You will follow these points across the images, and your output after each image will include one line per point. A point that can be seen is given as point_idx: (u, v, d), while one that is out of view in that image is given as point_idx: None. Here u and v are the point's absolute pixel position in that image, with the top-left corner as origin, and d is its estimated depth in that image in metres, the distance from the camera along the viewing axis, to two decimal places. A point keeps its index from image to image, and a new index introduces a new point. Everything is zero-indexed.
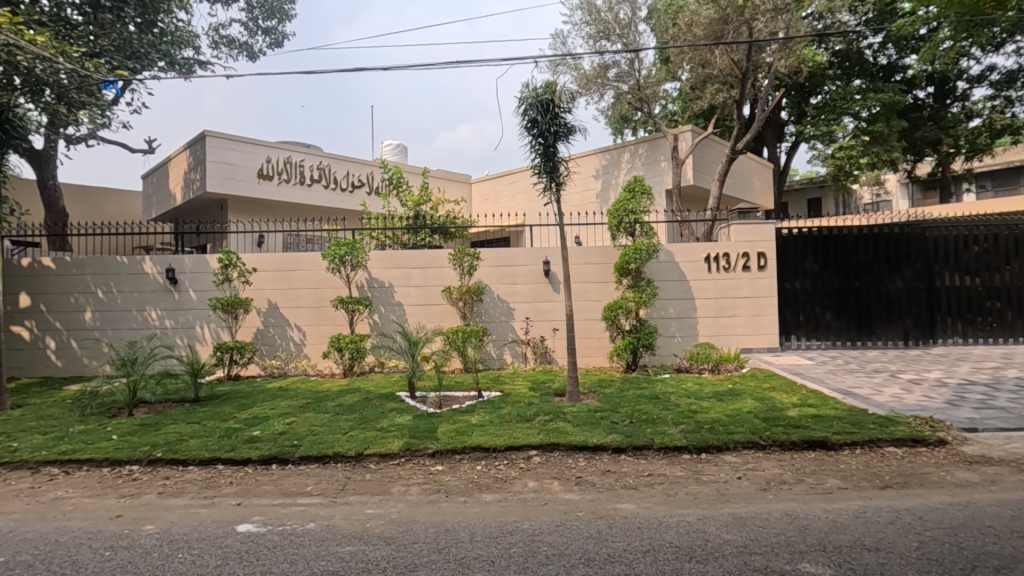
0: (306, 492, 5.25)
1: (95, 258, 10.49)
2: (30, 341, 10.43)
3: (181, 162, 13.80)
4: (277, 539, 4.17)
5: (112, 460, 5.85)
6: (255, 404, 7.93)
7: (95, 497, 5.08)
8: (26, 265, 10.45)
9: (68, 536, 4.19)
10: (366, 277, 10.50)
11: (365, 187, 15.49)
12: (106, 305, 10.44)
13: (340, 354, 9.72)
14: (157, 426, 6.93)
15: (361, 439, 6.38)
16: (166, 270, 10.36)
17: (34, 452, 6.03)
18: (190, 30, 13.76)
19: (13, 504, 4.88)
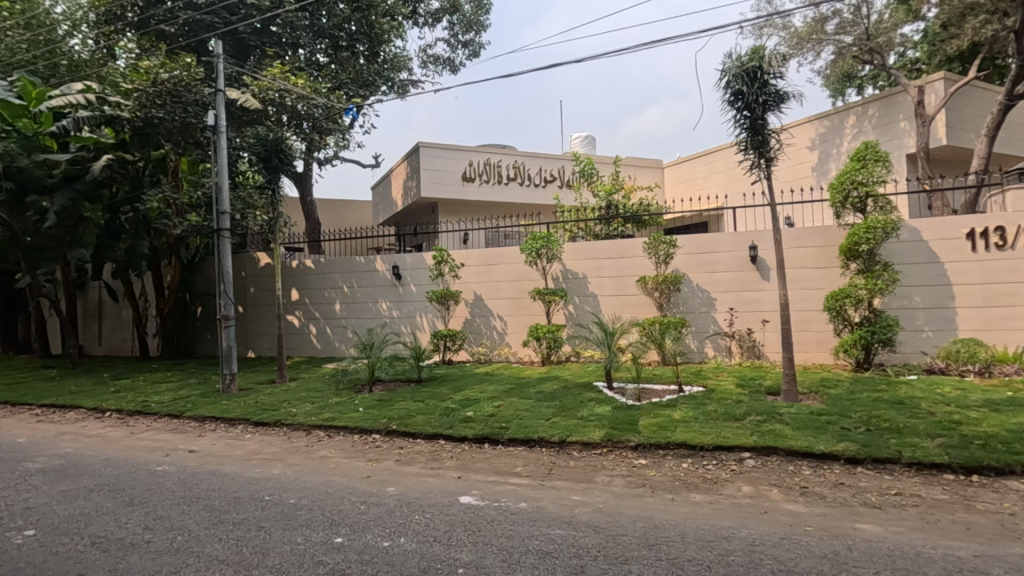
0: (516, 473, 5.58)
1: (340, 259, 12.58)
2: (299, 327, 12.96)
3: (401, 173, 15.77)
4: (494, 514, 4.51)
5: (360, 429, 6.95)
6: (467, 387, 8.72)
7: (350, 458, 6.06)
8: (295, 266, 13.02)
9: (334, 488, 5.09)
10: (561, 269, 10.76)
11: (557, 181, 15.91)
12: (350, 299, 12.45)
13: (539, 343, 10.15)
14: (391, 402, 8.05)
15: (563, 426, 6.57)
16: (392, 267, 11.96)
17: (306, 417, 7.47)
18: (404, 55, 15.49)
19: (295, 457, 6.10)
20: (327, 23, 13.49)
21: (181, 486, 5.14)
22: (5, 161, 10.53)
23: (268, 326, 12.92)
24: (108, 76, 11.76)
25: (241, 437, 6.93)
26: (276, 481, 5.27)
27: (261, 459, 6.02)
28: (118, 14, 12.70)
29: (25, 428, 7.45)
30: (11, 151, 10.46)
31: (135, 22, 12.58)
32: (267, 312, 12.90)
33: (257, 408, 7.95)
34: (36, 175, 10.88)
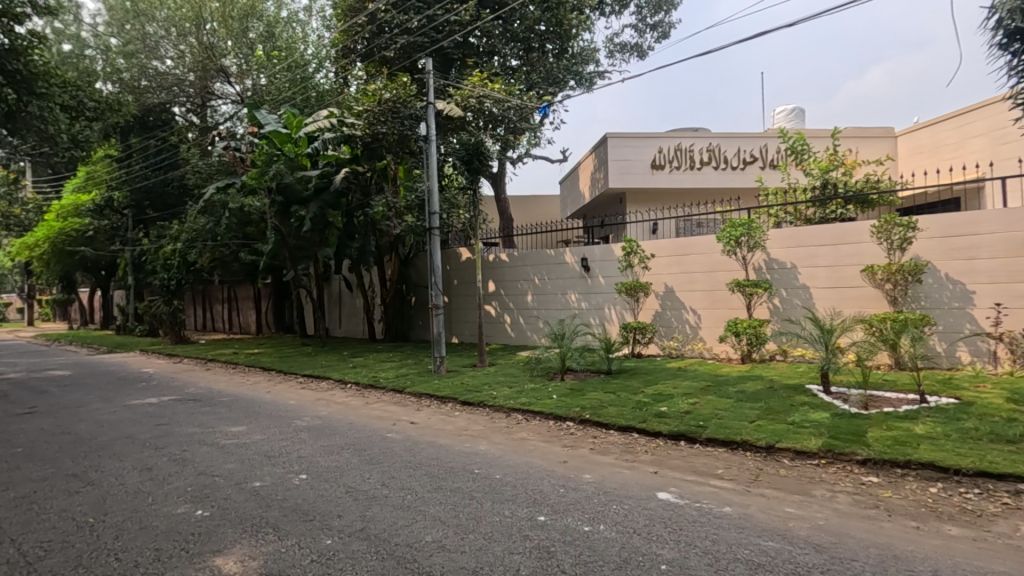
0: (718, 475, 5.26)
1: (532, 252, 13.19)
2: (495, 316, 13.96)
3: (589, 165, 15.87)
4: (695, 515, 4.31)
5: (555, 415, 7.22)
6: (659, 381, 8.47)
7: (546, 442, 6.33)
8: (492, 260, 13.99)
9: (534, 469, 5.37)
10: (765, 258, 9.80)
11: (758, 162, 14.53)
12: (541, 290, 13.00)
13: (738, 338, 9.41)
14: (583, 391, 8.21)
15: (771, 431, 6.01)
16: (581, 259, 12.16)
17: (505, 400, 8.01)
18: (592, 47, 15.58)
19: (498, 436, 6.58)
20: (519, 28, 14.17)
21: (406, 452, 5.92)
22: (277, 179, 13.14)
23: (470, 315, 14.16)
24: (345, 102, 13.98)
25: (451, 414, 7.72)
26: (483, 457, 5.76)
27: (469, 435, 6.63)
28: (352, 48, 14.97)
29: (294, 393, 9.31)
30: (280, 171, 13.09)
31: (364, 52, 14.68)
32: (469, 302, 14.14)
33: (463, 389, 8.78)
34: (296, 189, 13.42)
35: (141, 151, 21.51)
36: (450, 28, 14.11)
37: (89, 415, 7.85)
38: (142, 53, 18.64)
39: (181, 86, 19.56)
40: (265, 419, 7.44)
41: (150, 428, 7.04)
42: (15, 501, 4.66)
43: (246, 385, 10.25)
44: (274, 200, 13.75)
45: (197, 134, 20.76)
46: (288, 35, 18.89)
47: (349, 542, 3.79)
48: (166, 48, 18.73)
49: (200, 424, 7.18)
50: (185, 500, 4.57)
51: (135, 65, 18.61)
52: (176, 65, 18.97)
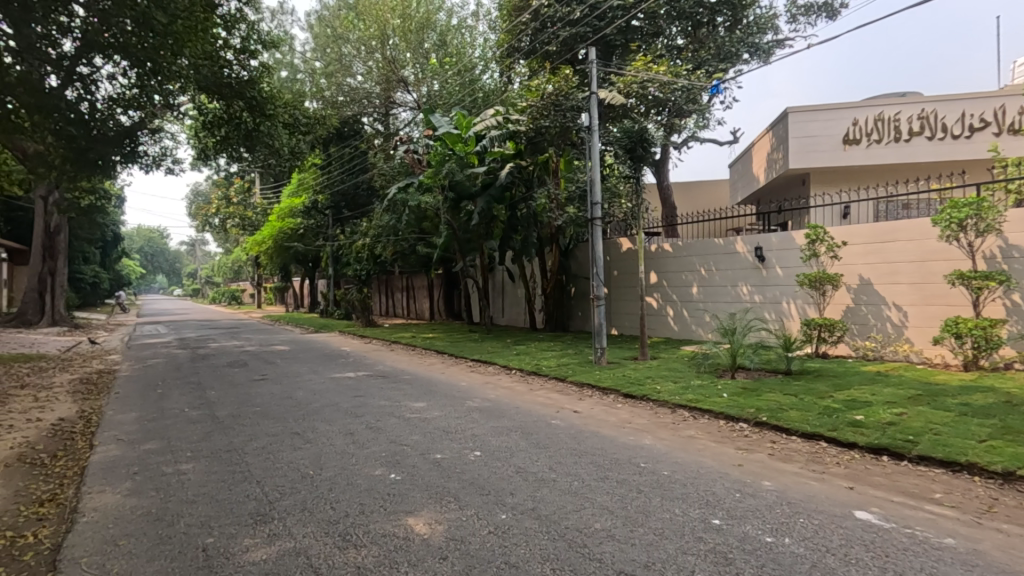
0: (934, 499, 4.47)
1: (698, 242, 12.47)
2: (657, 309, 13.50)
3: (765, 145, 14.45)
4: (907, 543, 3.72)
5: (726, 415, 6.75)
6: (852, 386, 7.46)
7: (718, 442, 5.96)
8: (654, 250, 13.51)
9: (705, 470, 5.08)
10: (1001, 245, 8.04)
11: (990, 127, 12.08)
12: (708, 282, 12.24)
13: (959, 341, 7.91)
14: (758, 392, 7.57)
15: (1009, 454, 4.95)
16: (756, 249, 11.20)
17: (671, 395, 7.72)
18: (770, 14, 14.11)
19: (664, 432, 6.36)
20: (687, 3, 13.38)
21: (572, 440, 6.03)
22: (450, 177, 14.14)
23: (630, 307, 13.91)
24: (510, 100, 14.53)
25: (614, 405, 7.66)
26: (649, 451, 5.61)
27: (634, 428, 6.52)
28: (516, 46, 15.48)
29: (465, 376, 10.03)
30: (452, 170, 14.06)
31: (527, 49, 15.10)
32: (630, 294, 13.88)
33: (625, 381, 8.66)
34: (466, 186, 14.32)
35: (339, 158, 24.72)
36: (613, 14, 13.85)
37: (303, 385, 9.32)
38: (338, 72, 21.18)
39: (369, 99, 22.03)
40: (441, 398, 8.13)
41: (350, 399, 8.13)
42: (258, 449, 5.72)
43: (424, 366, 11.31)
44: (446, 197, 14.88)
45: (382, 140, 23.26)
46: (458, 41, 20.20)
47: (522, 519, 3.98)
48: (357, 66, 21.19)
49: (389, 399, 8.11)
50: (380, 464, 5.20)
51: (334, 83, 21.32)
52: (365, 80, 21.39)
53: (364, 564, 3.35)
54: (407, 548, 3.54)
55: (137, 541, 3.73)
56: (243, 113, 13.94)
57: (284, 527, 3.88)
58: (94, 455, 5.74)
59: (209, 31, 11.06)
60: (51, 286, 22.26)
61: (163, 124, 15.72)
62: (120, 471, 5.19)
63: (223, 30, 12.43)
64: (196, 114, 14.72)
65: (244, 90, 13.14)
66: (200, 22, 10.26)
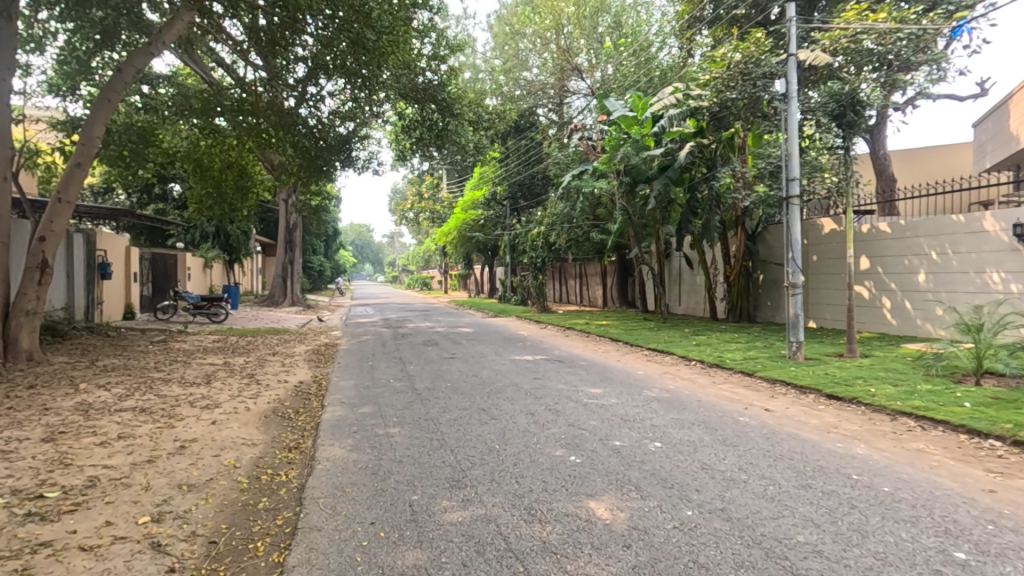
0: None
1: (928, 219, 10.41)
2: (870, 299, 11.64)
3: None
4: None
5: (969, 429, 5.55)
6: None
7: (959, 461, 4.91)
8: (866, 231, 11.64)
9: (942, 492, 4.24)
10: None
11: None
12: (941, 268, 10.18)
13: None
14: (1018, 404, 6.08)
15: None
16: (1013, 226, 8.97)
17: (889, 400, 6.60)
18: None
19: (884, 442, 5.45)
20: None
21: (765, 440, 5.50)
22: (625, 161, 13.88)
23: (835, 296, 12.24)
24: (690, 75, 13.69)
25: (815, 406, 6.81)
26: (864, 462, 4.87)
27: (842, 434, 5.71)
28: (698, 16, 14.53)
29: (641, 365, 9.82)
30: (628, 154, 13.60)
31: (710, 17, 14.06)
32: (834, 282, 12.18)
33: (829, 381, 7.63)
34: (642, 168, 14.02)
35: (517, 151, 25.88)
36: None
37: (487, 365, 9.98)
38: (516, 68, 22.15)
39: (544, 90, 22.58)
40: (619, 385, 8.05)
41: (530, 380, 8.51)
42: (451, 421, 6.27)
43: (599, 353, 11.33)
44: (622, 181, 14.61)
45: (556, 130, 23.63)
46: (633, 20, 19.65)
47: (710, 519, 3.74)
48: (533, 59, 21.82)
49: (566, 383, 8.30)
50: (561, 445, 5.33)
51: (512, 79, 22.30)
52: (541, 72, 22.02)
53: (549, 540, 3.45)
54: (589, 531, 3.57)
55: (359, 490, 4.35)
56: (435, 115, 15.20)
57: (476, 494, 4.18)
58: (325, 413, 6.86)
59: (408, 42, 12.25)
60: (291, 273, 27.01)
61: (370, 131, 17.96)
62: (345, 429, 6.12)
63: (418, 40, 13.66)
64: (397, 119, 16.52)
65: (436, 92, 14.44)
66: (401, 34, 11.41)
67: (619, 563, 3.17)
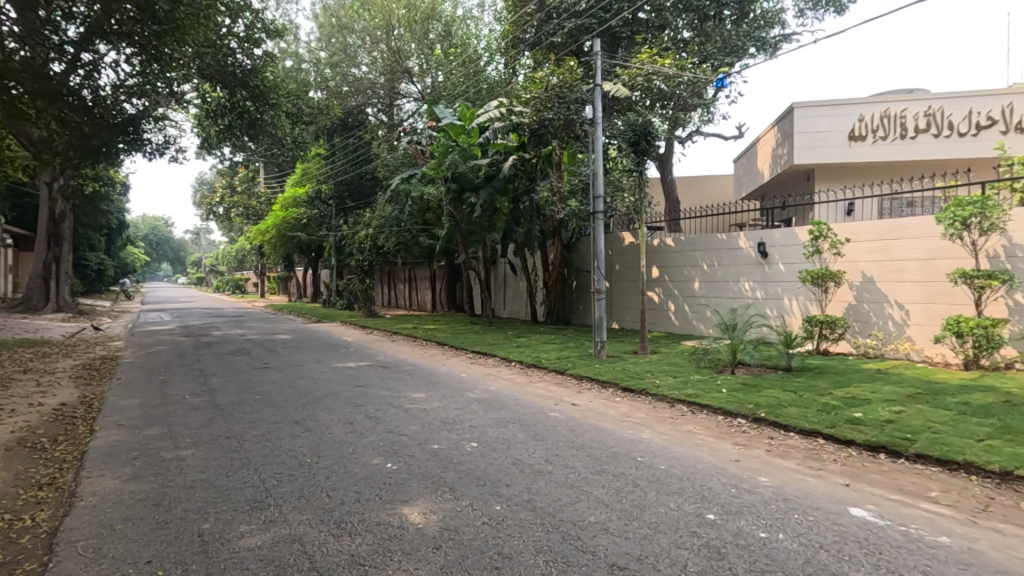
0: (929, 497, 4.39)
1: (701, 237, 12.42)
2: (659, 303, 13.51)
3: (770, 140, 14.40)
4: (902, 541, 3.66)
5: (725, 411, 6.74)
6: (853, 383, 7.46)
7: (716, 437, 5.96)
8: (657, 245, 13.49)
9: (702, 465, 5.08)
10: (1005, 244, 7.92)
11: (998, 125, 11.98)
12: (710, 277, 12.22)
13: (961, 340, 7.84)
14: (758, 388, 7.58)
15: (1008, 454, 4.90)
16: (758, 244, 11.15)
17: (669, 390, 7.74)
18: (776, 8, 14.53)
19: (663, 426, 6.36)
20: None
21: (571, 432, 6.04)
22: (452, 168, 14.24)
23: (632, 301, 13.93)
24: (515, 91, 14.48)
25: (613, 398, 7.70)
26: (648, 445, 5.64)
27: (633, 422, 6.53)
28: (521, 37, 15.55)
29: (465, 368, 10.06)
30: (455, 161, 14.18)
31: (532, 40, 15.22)
32: (631, 288, 13.86)
33: (625, 375, 8.69)
34: (469, 177, 14.45)
35: (343, 149, 24.78)
36: (620, 6, 14.14)
37: (305, 374, 9.35)
38: (343, 63, 21.23)
39: (374, 89, 21.94)
40: (442, 389, 8.16)
41: (351, 388, 8.20)
42: (258, 437, 5.76)
43: (425, 357, 11.35)
44: (449, 188, 14.89)
45: (386, 131, 23.13)
46: (463, 32, 20.09)
47: (516, 511, 3.99)
48: (362, 56, 21.07)
49: (389, 388, 8.16)
50: (378, 453, 5.23)
51: (339, 73, 21.29)
52: (370, 70, 21.36)
53: (357, 552, 3.37)
54: (400, 537, 3.56)
55: (134, 526, 3.76)
56: (247, 102, 13.86)
57: (280, 514, 3.90)
58: (94, 440, 5.78)
59: (213, 18, 11.00)
60: (55, 272, 22.22)
61: (166, 111, 15.65)
62: (120, 456, 5.22)
63: (228, 18, 12.30)
64: (200, 102, 14.78)
65: (248, 79, 13.13)
66: (204, 8, 10.15)
67: (429, 566, 3.22)
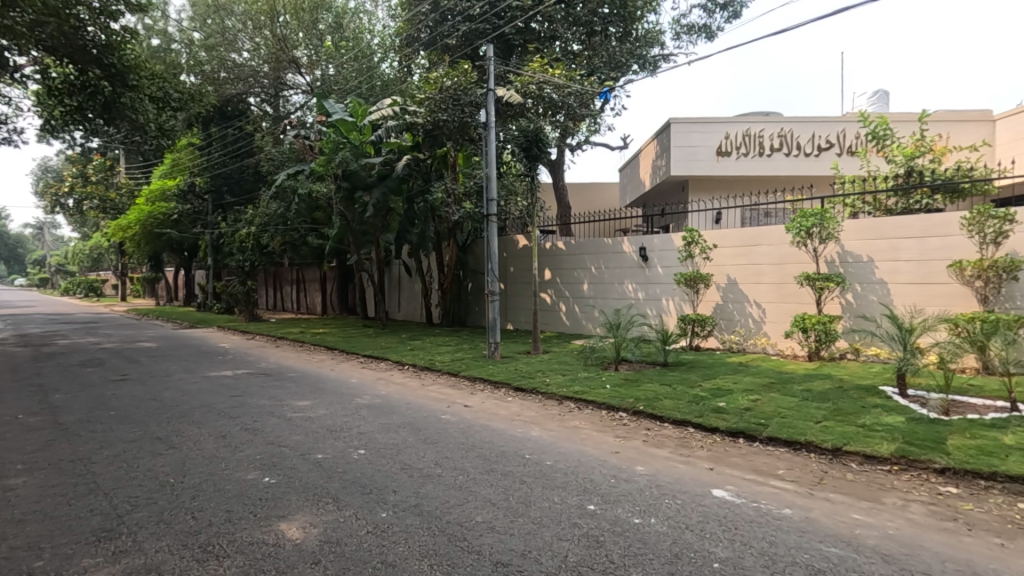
0: (777, 475, 4.96)
1: (589, 241, 13.03)
2: (551, 304, 13.98)
3: (651, 152, 15.50)
4: (754, 515, 4.10)
5: (608, 406, 7.13)
6: (719, 376, 8.24)
7: (599, 431, 6.28)
8: (548, 248, 13.95)
9: (585, 459, 5.33)
10: (839, 251, 9.16)
11: (834, 148, 13.82)
12: (597, 279, 12.85)
13: (805, 335, 8.94)
14: (638, 383, 8.11)
15: (838, 433, 5.67)
16: (639, 249, 11.92)
17: (558, 388, 8.02)
18: (655, 29, 15.54)
19: (551, 423, 6.58)
20: (582, 11, 14.48)
21: (461, 434, 6.05)
22: (343, 166, 13.62)
23: (525, 302, 14.27)
24: (409, 90, 14.26)
25: (504, 398, 7.83)
26: (536, 442, 5.81)
27: (522, 421, 6.69)
28: (415, 36, 15.38)
29: (355, 372, 9.71)
30: (346, 158, 13.52)
31: (426, 40, 15.12)
32: (525, 289, 14.19)
33: (517, 375, 8.88)
34: (361, 176, 13.83)
35: (220, 139, 22.81)
36: (513, 14, 14.49)
37: (172, 385, 8.48)
38: (221, 46, 19.58)
39: (256, 78, 20.50)
40: (329, 395, 7.81)
41: (226, 399, 7.57)
42: (110, 458, 5.13)
43: (312, 363, 10.80)
44: (339, 186, 14.17)
45: (270, 123, 21.71)
46: (355, 25, 19.44)
47: (403, 517, 3.93)
48: (243, 41, 19.60)
49: (270, 397, 7.64)
50: (254, 467, 4.89)
51: (216, 58, 19.62)
52: (251, 57, 19.91)
53: None
54: (276, 555, 3.36)
55: None
56: (101, 82, 12.31)
57: (135, 542, 3.52)
58: None
59: None
60: None
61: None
62: None
63: None
64: (41, 78, 12.90)
65: (103, 56, 11.65)
66: None
67: None
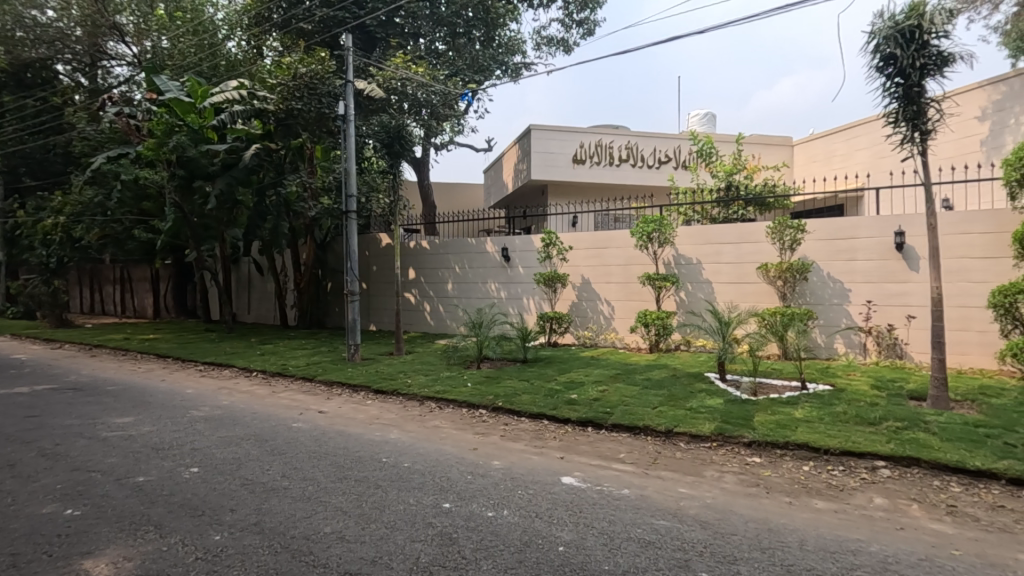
0: (619, 458, 5.40)
1: (453, 241, 13.09)
2: (415, 304, 13.82)
3: (513, 156, 16.02)
4: (597, 498, 4.43)
5: (469, 404, 7.22)
6: (573, 369, 8.77)
7: (459, 429, 6.33)
8: (412, 247, 13.78)
9: (443, 457, 5.34)
10: (674, 254, 10.24)
11: (672, 162, 15.41)
12: (461, 278, 12.97)
13: (647, 329, 9.86)
14: (498, 379, 8.33)
15: (671, 416, 6.34)
16: (501, 249, 12.23)
17: (419, 388, 7.95)
18: (517, 38, 16.09)
19: (411, 424, 6.50)
20: (445, 12, 14.53)
21: (313, 442, 5.73)
22: (178, 151, 12.23)
23: (387, 302, 13.92)
24: (258, 74, 13.21)
25: (363, 402, 7.56)
26: (394, 445, 5.69)
27: (380, 424, 6.52)
28: (265, 16, 14.27)
29: (192, 382, 8.73)
30: (182, 143, 12.19)
31: (279, 22, 14.12)
32: (387, 289, 13.85)
33: (377, 377, 8.64)
34: (201, 163, 12.57)
35: (15, 111, 19.17)
36: (374, 6, 14.10)
37: None
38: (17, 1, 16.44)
39: (66, 42, 17.53)
40: (158, 409, 6.93)
41: (19, 420, 6.36)
42: None
43: (138, 373, 9.49)
44: (175, 174, 12.74)
45: (86, 97, 18.70)
46: None
47: (240, 537, 3.61)
48: None
49: (78, 415, 6.57)
50: (52, 499, 4.16)
51: None
52: (59, 17, 16.97)
53: None
54: None
55: None
56: None
57: None
58: None
59: None
60: None
61: None
62: None
63: None
64: None
65: None
66: None
67: None
